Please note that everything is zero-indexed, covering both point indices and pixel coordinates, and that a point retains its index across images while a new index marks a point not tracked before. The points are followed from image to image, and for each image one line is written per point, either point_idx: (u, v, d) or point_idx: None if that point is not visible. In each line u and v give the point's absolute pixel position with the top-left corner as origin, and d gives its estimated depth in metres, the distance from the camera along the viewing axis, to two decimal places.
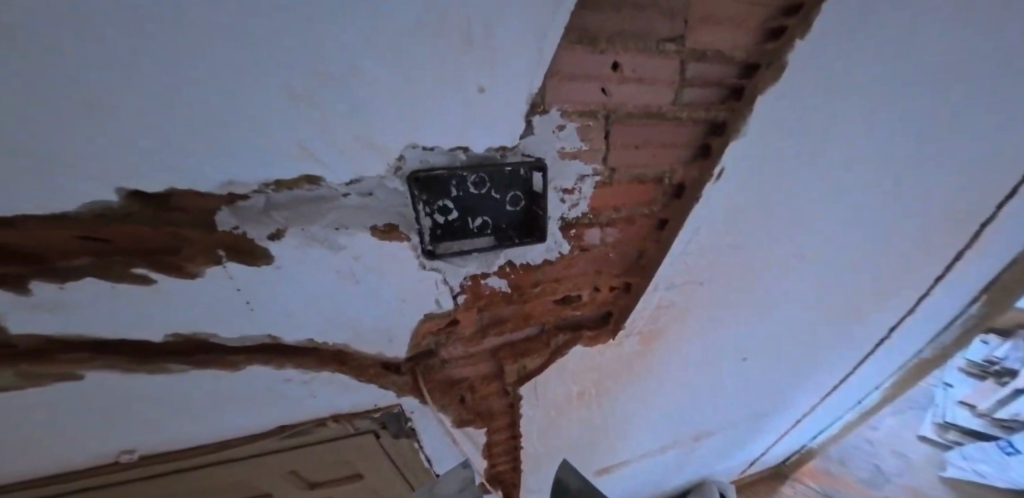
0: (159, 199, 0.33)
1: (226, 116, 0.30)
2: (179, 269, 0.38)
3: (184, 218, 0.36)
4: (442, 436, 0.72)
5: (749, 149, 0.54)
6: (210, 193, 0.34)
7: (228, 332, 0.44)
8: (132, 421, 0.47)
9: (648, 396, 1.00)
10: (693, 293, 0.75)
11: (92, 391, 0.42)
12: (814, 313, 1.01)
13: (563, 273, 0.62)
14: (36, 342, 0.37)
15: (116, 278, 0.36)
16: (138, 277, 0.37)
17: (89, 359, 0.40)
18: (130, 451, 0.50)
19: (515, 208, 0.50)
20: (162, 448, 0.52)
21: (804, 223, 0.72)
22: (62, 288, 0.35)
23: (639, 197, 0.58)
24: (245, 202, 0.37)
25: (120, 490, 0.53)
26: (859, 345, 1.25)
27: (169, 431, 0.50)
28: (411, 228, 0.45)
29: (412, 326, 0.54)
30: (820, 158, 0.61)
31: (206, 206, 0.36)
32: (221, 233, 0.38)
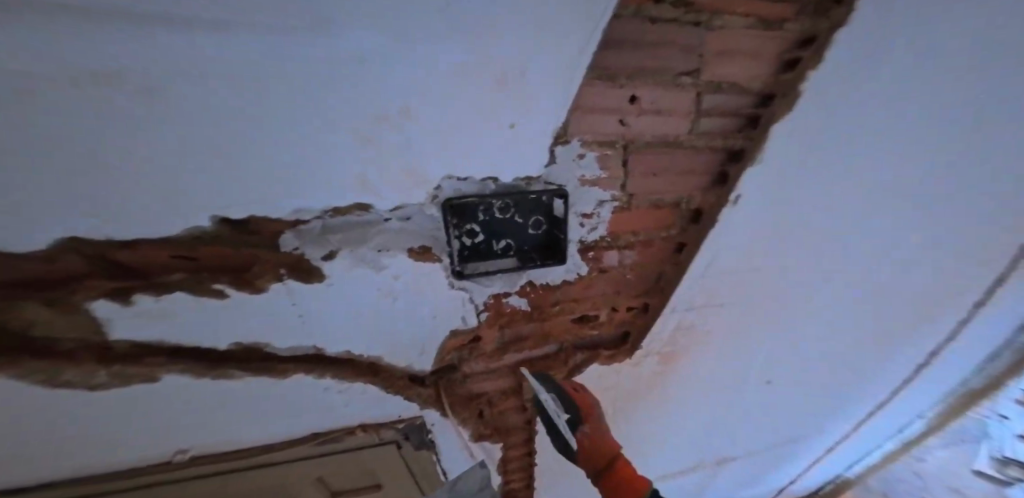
0: (241, 223, 0.39)
1: (296, 153, 0.35)
2: (251, 284, 0.42)
3: (257, 240, 0.41)
4: (460, 449, 0.74)
5: (766, 174, 0.57)
6: (279, 218, 0.39)
7: (281, 342, 0.48)
8: (189, 423, 0.52)
9: (670, 417, 0.99)
10: (713, 315, 0.76)
11: (160, 394, 0.47)
12: (841, 337, 1.00)
13: (581, 293, 0.65)
14: (125, 346, 0.43)
15: (199, 292, 0.41)
16: (216, 292, 0.41)
17: (161, 363, 0.45)
18: (183, 451, 0.55)
19: (538, 232, 0.53)
20: (209, 449, 0.56)
21: (827, 247, 0.74)
22: (157, 300, 0.40)
23: (656, 221, 0.61)
24: (306, 226, 0.41)
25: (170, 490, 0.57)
26: (890, 371, 1.21)
27: (217, 434, 0.55)
28: (443, 249, 0.49)
29: (438, 342, 0.57)
30: (837, 183, 0.63)
31: (273, 230, 0.41)
32: (283, 254, 0.42)
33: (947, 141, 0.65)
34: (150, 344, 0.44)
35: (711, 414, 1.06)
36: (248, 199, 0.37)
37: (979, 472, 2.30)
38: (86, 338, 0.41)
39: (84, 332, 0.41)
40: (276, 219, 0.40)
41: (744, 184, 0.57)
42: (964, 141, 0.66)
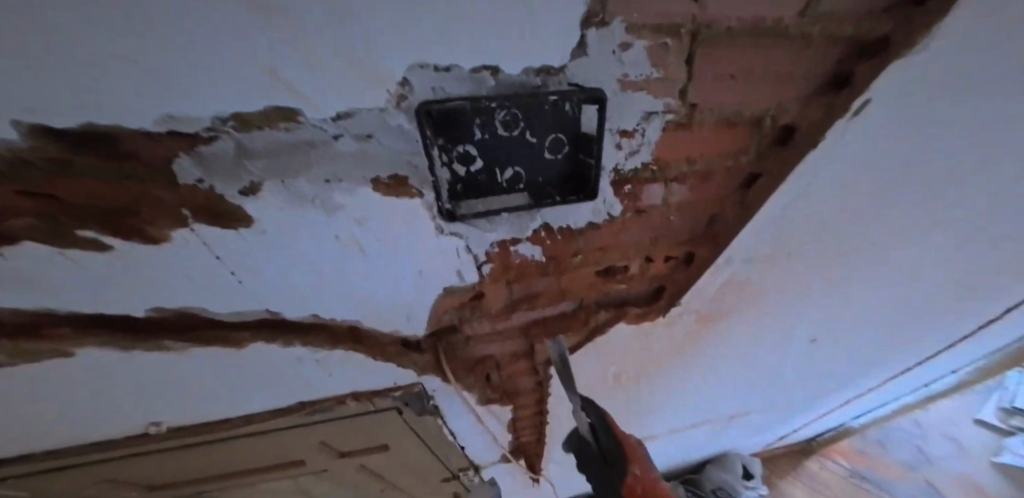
0: (86, 142, 0.24)
1: (158, 24, 0.19)
2: (139, 233, 0.30)
3: (138, 170, 0.27)
4: (466, 414, 0.65)
5: (912, 74, 0.38)
6: (151, 132, 0.25)
7: (218, 306, 0.37)
8: (155, 394, 0.42)
9: (694, 377, 0.89)
10: (770, 267, 0.61)
11: (90, 368, 0.37)
12: (912, 293, 0.83)
13: (611, 241, 0.50)
14: (14, 316, 0.32)
15: (64, 243, 0.29)
16: (90, 243, 0.29)
17: (76, 335, 0.34)
18: (157, 423, 0.45)
19: (557, 158, 0.38)
20: (189, 422, 0.46)
21: (946, 186, 0.55)
22: (2, 255, 0.28)
23: (726, 144, 0.44)
24: (209, 147, 0.27)
25: (143, 461, 0.48)
26: (950, 331, 1.06)
27: (193, 406, 0.45)
28: (423, 181, 0.35)
29: (431, 303, 0.46)
30: (1005, 93, 0.43)
31: (156, 153, 0.26)
32: (183, 190, 0.29)
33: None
34: (46, 312, 0.33)
35: (736, 373, 0.95)
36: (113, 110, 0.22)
37: (984, 421, 2.07)
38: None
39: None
40: (155, 133, 0.25)
41: (873, 88, 0.39)
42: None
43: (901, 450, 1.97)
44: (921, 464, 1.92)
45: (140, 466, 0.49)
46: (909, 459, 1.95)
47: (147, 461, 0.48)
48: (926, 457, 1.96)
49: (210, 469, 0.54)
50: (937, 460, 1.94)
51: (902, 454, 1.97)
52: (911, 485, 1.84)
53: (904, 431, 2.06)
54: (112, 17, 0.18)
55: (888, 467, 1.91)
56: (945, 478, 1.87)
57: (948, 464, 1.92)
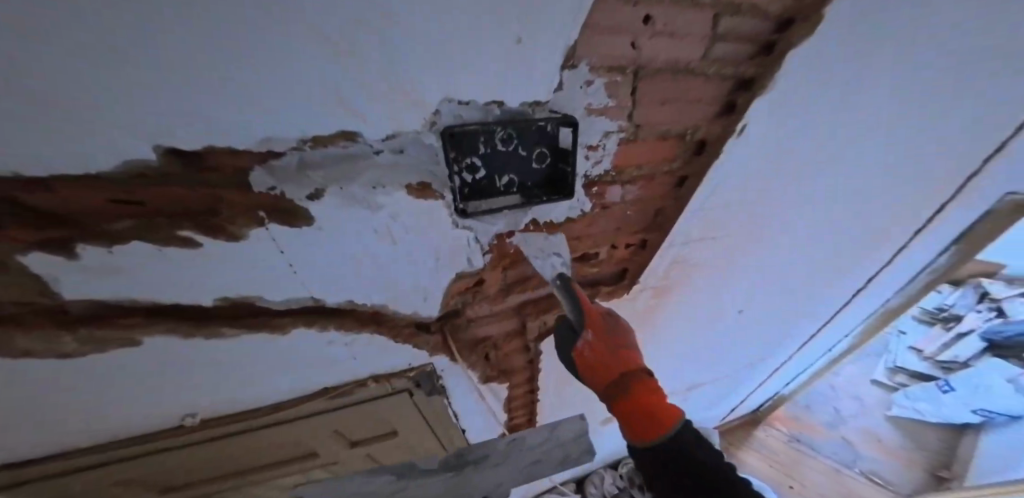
0: (195, 158, 0.32)
1: (279, 70, 0.29)
2: (223, 231, 0.37)
3: (220, 178, 0.35)
4: (470, 392, 0.74)
5: (771, 104, 0.56)
6: (245, 149, 0.33)
7: (272, 294, 0.44)
8: (192, 385, 0.48)
9: (654, 349, 1.05)
10: (701, 249, 0.78)
11: (145, 356, 0.42)
12: (805, 268, 1.06)
13: (584, 232, 0.63)
14: (90, 307, 0.37)
15: (162, 240, 0.35)
16: (184, 240, 0.36)
17: (142, 324, 0.40)
18: (192, 414, 0.51)
19: (541, 166, 0.50)
20: (220, 412, 0.53)
21: (809, 179, 0.75)
22: (111, 251, 0.34)
23: (662, 153, 0.59)
24: (279, 161, 0.35)
25: (168, 456, 0.53)
26: (838, 299, 1.33)
27: (226, 395, 0.51)
28: (444, 186, 0.45)
29: (444, 287, 0.55)
30: (832, 114, 0.63)
31: (240, 165, 0.34)
32: (257, 194, 0.37)
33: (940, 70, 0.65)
34: (122, 304, 0.38)
35: (685, 344, 1.12)
36: (238, 129, 0.31)
37: (878, 382, 2.51)
38: (35, 302, 0.35)
39: (31, 295, 0.34)
40: (241, 151, 0.33)
41: (750, 114, 0.56)
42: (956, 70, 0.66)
43: (822, 411, 2.33)
44: (839, 423, 2.27)
45: (167, 460, 0.53)
46: (829, 419, 2.29)
47: (178, 454, 0.53)
48: (840, 416, 2.32)
49: (233, 464, 0.59)
50: (849, 418, 2.31)
51: (822, 414, 2.32)
52: (837, 443, 2.17)
53: (822, 395, 2.44)
54: (252, 62, 0.28)
55: (815, 428, 2.23)
56: (858, 433, 2.22)
57: (859, 421, 2.28)
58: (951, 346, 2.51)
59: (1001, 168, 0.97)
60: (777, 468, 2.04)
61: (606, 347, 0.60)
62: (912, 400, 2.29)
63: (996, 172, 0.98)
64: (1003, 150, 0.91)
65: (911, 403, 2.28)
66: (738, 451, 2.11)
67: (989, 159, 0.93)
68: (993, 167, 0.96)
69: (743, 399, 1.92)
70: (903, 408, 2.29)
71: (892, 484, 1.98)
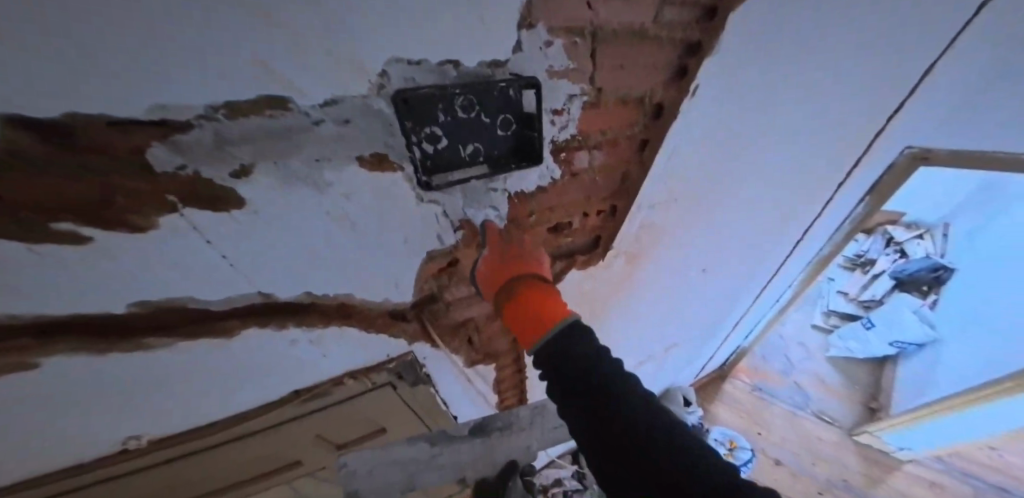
0: (59, 130, 0.24)
1: (173, 35, 0.23)
2: (125, 223, 0.31)
3: (101, 158, 0.27)
4: (456, 378, 0.71)
5: (717, 66, 0.57)
6: (133, 119, 0.26)
7: (208, 294, 0.39)
8: (127, 404, 0.42)
9: (629, 316, 1.07)
10: (665, 212, 0.79)
11: (56, 380, 0.36)
12: (757, 226, 1.12)
13: (556, 202, 0.62)
14: None
15: (32, 236, 0.28)
16: (66, 234, 0.29)
17: (43, 345, 0.33)
18: (137, 436, 0.45)
19: (506, 133, 0.47)
20: (173, 430, 0.47)
21: (756, 140, 0.79)
22: None
23: (624, 118, 0.59)
24: (184, 135, 0.28)
25: (127, 481, 0.49)
26: (781, 255, 1.45)
27: (181, 411, 0.46)
28: (402, 157, 0.41)
29: (416, 269, 0.52)
30: (772, 74, 0.66)
31: (130, 142, 0.27)
32: (159, 175, 0.30)
33: (861, 31, 0.69)
34: (10, 323, 0.31)
35: (658, 308, 1.16)
36: (138, 106, 0.25)
37: (815, 325, 2.76)
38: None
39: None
40: (125, 122, 0.26)
41: (702, 74, 0.57)
42: (871, 32, 0.71)
43: (777, 360, 2.53)
44: (791, 369, 2.48)
45: (129, 485, 0.49)
46: (782, 366, 2.49)
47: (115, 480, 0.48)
48: (791, 363, 2.52)
49: (197, 484, 0.55)
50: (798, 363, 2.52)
51: (776, 364, 2.51)
52: (791, 388, 2.37)
53: (774, 345, 2.63)
54: (132, 25, 0.21)
55: (772, 376, 2.43)
56: (806, 376, 2.45)
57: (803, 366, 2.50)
58: (870, 287, 2.83)
59: (903, 122, 1.07)
60: (742, 417, 2.23)
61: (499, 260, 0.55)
62: (844, 340, 2.58)
63: (899, 126, 1.08)
64: (909, 105, 1.00)
65: (843, 343, 2.57)
66: (709, 404, 2.28)
67: (898, 114, 1.02)
68: (898, 122, 1.06)
69: (709, 357, 2.05)
70: (838, 348, 2.58)
71: (837, 421, 2.23)
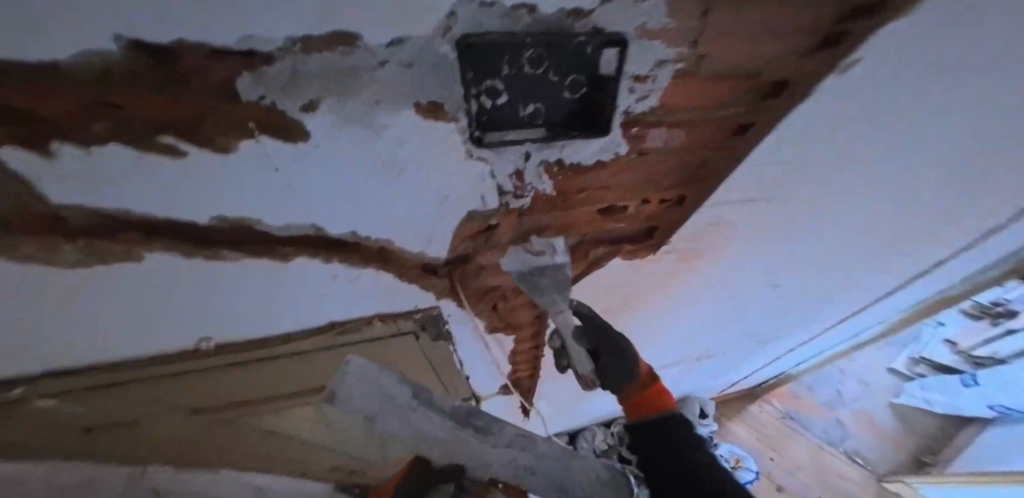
0: (166, 55, 0.24)
1: None
2: (212, 143, 0.33)
3: (199, 83, 0.27)
4: (476, 341, 0.79)
5: (893, 48, 0.43)
6: (227, 49, 0.25)
7: (271, 219, 0.42)
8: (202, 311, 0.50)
9: (668, 316, 1.02)
10: (741, 212, 0.70)
11: (155, 275, 0.43)
12: (860, 250, 0.96)
13: (612, 181, 0.56)
14: (95, 220, 0.36)
15: (144, 147, 0.31)
16: (167, 148, 0.31)
17: (145, 240, 0.39)
18: (207, 338, 0.55)
19: (573, 95, 0.42)
20: (235, 337, 0.57)
21: (901, 151, 0.63)
22: (90, 154, 0.29)
23: (722, 95, 0.47)
24: (268, 67, 0.27)
25: (181, 389, 0.56)
26: (875, 289, 1.25)
27: (241, 322, 0.55)
28: (459, 107, 0.38)
29: (452, 229, 0.53)
30: (974, 70, 0.49)
31: (221, 71, 0.27)
32: (244, 104, 0.30)
33: None
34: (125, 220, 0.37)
35: (709, 312, 1.08)
36: (230, 38, 0.23)
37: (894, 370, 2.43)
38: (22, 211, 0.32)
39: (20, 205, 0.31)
40: (222, 52, 0.25)
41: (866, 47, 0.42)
42: None
43: (824, 392, 2.34)
44: (838, 404, 2.30)
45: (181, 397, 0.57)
46: (827, 399, 2.32)
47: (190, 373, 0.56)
48: (840, 399, 2.33)
49: (233, 411, 0.61)
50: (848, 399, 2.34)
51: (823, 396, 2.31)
52: (829, 422, 2.24)
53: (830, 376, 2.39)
54: None
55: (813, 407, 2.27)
56: (852, 414, 2.29)
57: (854, 403, 2.33)
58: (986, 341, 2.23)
59: None
60: (760, 439, 2.09)
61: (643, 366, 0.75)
62: (924, 392, 2.28)
63: None
64: None
65: (921, 393, 2.27)
66: (730, 422, 2.15)
67: None
68: None
69: (746, 377, 1.93)
70: (913, 397, 2.29)
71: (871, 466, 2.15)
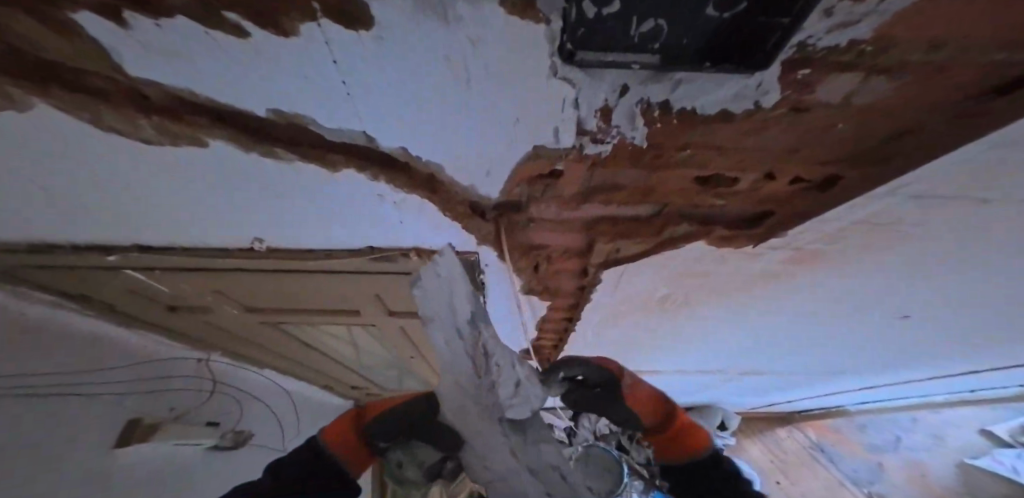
0: None
1: None
2: (274, 25, 0.27)
3: None
4: (507, 296, 0.78)
5: None
6: None
7: (326, 120, 0.38)
8: (259, 210, 0.51)
9: (732, 318, 0.92)
10: (872, 218, 0.55)
11: (221, 165, 0.43)
12: (1003, 293, 0.78)
13: (731, 143, 0.43)
14: (167, 99, 0.35)
15: (211, 24, 0.27)
16: (230, 26, 0.27)
17: (212, 129, 0.38)
18: (260, 240, 0.58)
19: (718, 15, 0.28)
20: (284, 245, 0.59)
21: None
22: (159, 26, 0.27)
23: (976, 33, 0.30)
24: None
25: (235, 275, 0.66)
26: (1002, 338, 1.03)
27: (292, 229, 0.56)
28: (553, 9, 0.28)
29: (512, 166, 0.46)
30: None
31: None
32: None
33: None
34: (192, 103, 0.35)
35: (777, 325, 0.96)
36: None
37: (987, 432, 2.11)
38: (111, 77, 0.32)
39: (104, 68, 0.31)
40: None
41: None
42: None
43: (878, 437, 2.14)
44: (888, 449, 2.08)
45: (238, 279, 0.67)
46: (878, 444, 2.11)
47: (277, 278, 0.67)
48: (896, 445, 2.10)
49: (277, 295, 0.72)
50: (905, 447, 2.09)
51: (874, 440, 2.13)
52: (870, 464, 2.03)
53: (893, 422, 2.18)
54: None
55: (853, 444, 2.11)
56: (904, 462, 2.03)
57: (912, 452, 2.07)
58: None
59: None
60: (777, 461, 2.01)
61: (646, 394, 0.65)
62: (1016, 460, 1.92)
63: None
64: None
65: (1012, 461, 1.91)
66: (744, 438, 2.14)
67: None
68: None
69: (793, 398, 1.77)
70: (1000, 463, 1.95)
71: None
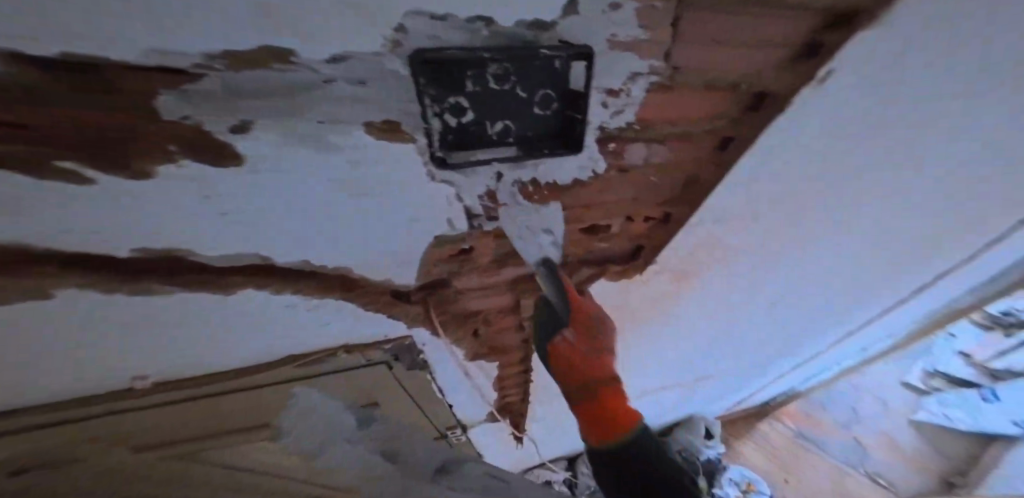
0: (83, 75, 0.21)
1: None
2: (126, 166, 0.28)
3: (113, 103, 0.24)
4: (455, 367, 0.78)
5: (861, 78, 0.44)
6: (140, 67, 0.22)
7: (206, 249, 0.39)
8: (140, 343, 0.47)
9: (662, 335, 1.01)
10: (725, 230, 0.68)
11: (86, 310, 0.40)
12: (851, 267, 0.98)
13: (593, 200, 0.52)
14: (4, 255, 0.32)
15: (41, 174, 0.27)
16: (65, 172, 0.27)
17: (67, 277, 0.36)
18: (142, 377, 0.52)
19: (544, 112, 0.37)
20: (173, 374, 0.54)
21: (885, 168, 0.64)
22: None
23: (709, 108, 0.44)
24: (195, 85, 0.24)
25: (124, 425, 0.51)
26: (869, 305, 1.26)
27: (186, 354, 0.52)
28: (417, 127, 0.34)
29: (423, 252, 0.51)
30: (954, 86, 0.50)
31: (143, 91, 0.24)
32: (167, 125, 0.27)
33: None
34: (39, 254, 0.33)
35: (704, 330, 1.08)
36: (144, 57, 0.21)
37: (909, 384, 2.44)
38: None
39: None
40: (143, 70, 0.22)
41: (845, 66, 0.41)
42: None
43: (840, 410, 2.31)
44: (854, 423, 2.27)
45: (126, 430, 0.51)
46: (845, 419, 2.28)
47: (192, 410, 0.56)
48: (858, 417, 2.30)
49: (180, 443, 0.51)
50: (867, 419, 2.30)
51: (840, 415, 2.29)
52: (846, 442, 2.19)
53: (844, 394, 2.37)
54: None
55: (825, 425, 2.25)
56: (872, 434, 2.24)
57: (874, 423, 2.28)
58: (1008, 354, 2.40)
59: None
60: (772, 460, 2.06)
61: (580, 346, 0.57)
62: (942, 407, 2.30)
63: None
64: None
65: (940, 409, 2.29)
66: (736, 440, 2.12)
67: None
68: None
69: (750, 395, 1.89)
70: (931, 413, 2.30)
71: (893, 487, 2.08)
